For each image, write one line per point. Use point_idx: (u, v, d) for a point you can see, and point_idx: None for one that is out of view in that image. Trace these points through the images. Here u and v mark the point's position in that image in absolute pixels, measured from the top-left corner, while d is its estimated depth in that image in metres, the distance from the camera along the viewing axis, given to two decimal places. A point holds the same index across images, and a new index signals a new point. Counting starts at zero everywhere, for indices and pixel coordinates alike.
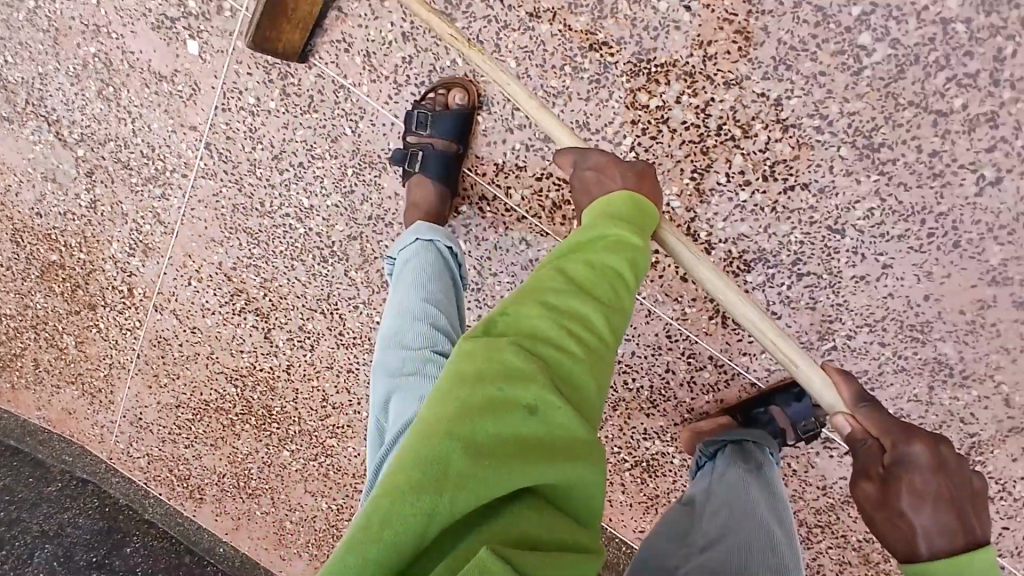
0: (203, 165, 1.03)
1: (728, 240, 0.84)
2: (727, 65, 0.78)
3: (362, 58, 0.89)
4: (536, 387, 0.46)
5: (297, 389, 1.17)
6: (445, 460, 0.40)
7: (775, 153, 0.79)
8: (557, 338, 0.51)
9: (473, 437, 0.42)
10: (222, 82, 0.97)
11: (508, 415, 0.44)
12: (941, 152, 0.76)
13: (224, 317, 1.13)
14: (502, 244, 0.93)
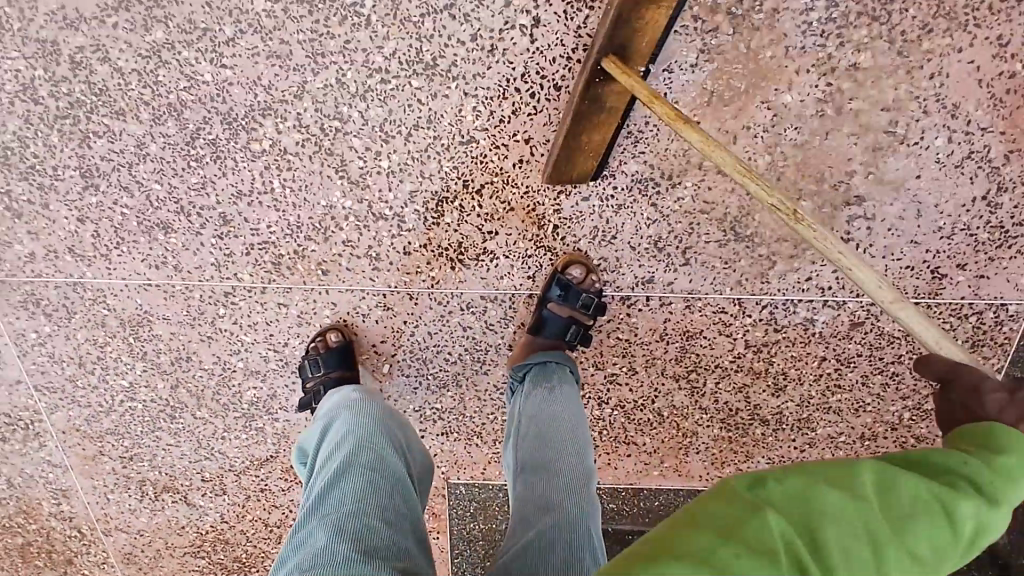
0: (46, 402, 1.15)
1: (409, 203, 0.91)
2: (285, 83, 0.86)
3: (72, 255, 1.01)
4: (857, 535, 0.40)
5: (242, 529, 1.23)
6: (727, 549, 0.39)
7: (374, 118, 0.87)
8: (921, 527, 0.42)
9: (706, 545, 0.39)
10: (8, 337, 1.09)
11: (744, 531, 0.40)
12: (480, 31, 0.82)
13: (149, 508, 1.23)
14: (271, 318, 1.01)
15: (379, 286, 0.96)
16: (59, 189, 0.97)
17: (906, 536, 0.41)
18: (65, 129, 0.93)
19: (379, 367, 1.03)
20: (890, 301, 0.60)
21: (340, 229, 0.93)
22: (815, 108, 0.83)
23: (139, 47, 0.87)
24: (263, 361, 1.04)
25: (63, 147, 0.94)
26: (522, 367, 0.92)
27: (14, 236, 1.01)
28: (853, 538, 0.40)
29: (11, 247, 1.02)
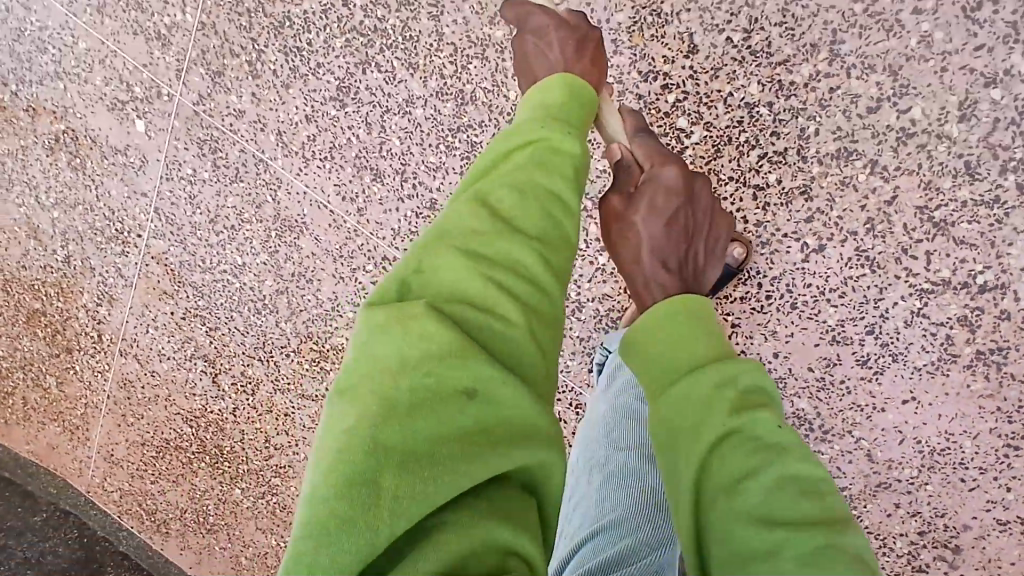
0: (155, 226, 1.18)
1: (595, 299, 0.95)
2: None
3: (275, 136, 1.02)
4: (473, 275, 0.49)
5: (242, 429, 1.25)
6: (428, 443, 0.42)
7: None
8: (518, 237, 0.53)
9: (403, 407, 0.43)
10: (164, 156, 1.12)
11: (431, 344, 0.44)
12: (769, 221, 0.81)
13: (178, 360, 1.26)
14: None
15: None
16: (308, 82, 0.97)
17: (512, 241, 0.52)
18: (349, 44, 0.93)
19: None
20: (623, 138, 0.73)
21: None
22: (980, 463, 0.83)
23: (471, 30, 0.87)
24: None
25: (339, 56, 0.94)
26: None
27: (236, 89, 1.02)
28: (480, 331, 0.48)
29: (226, 96, 1.03)
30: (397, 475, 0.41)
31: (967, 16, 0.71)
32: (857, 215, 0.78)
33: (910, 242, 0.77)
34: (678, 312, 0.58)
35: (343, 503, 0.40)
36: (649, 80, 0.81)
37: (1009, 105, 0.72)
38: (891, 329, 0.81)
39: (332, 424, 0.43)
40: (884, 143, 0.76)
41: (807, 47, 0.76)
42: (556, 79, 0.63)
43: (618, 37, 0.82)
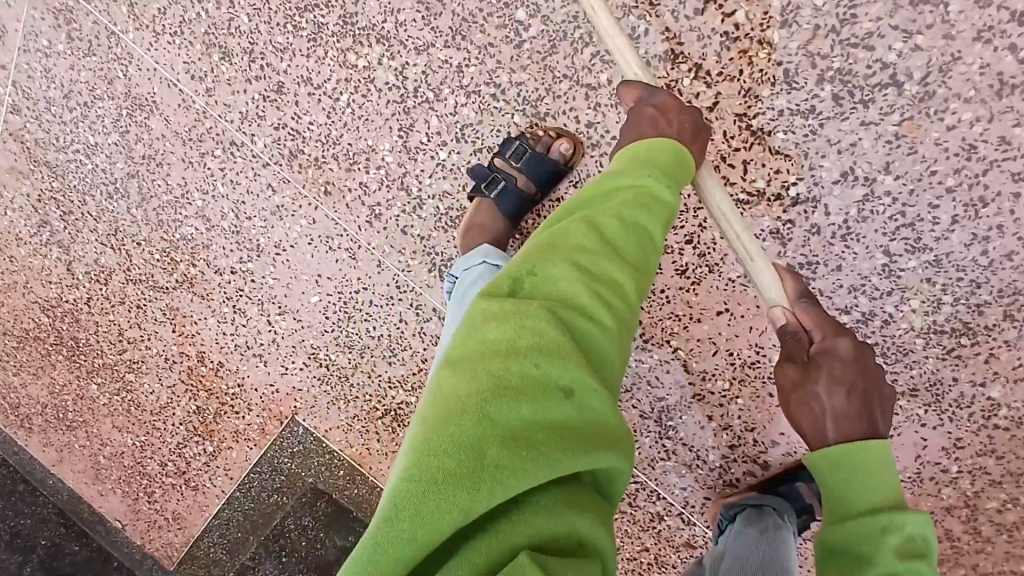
0: (11, 101, 1.13)
1: (434, 198, 0.91)
2: (415, 33, 0.85)
3: (128, 9, 1.00)
4: (575, 286, 0.53)
5: (98, 320, 1.25)
6: (481, 446, 0.44)
7: (463, 116, 0.86)
8: (586, 261, 0.55)
9: (494, 416, 0.45)
10: (22, 26, 1.08)
11: (541, 339, 0.49)
12: (601, 123, 0.80)
13: (37, 248, 1.23)
14: (255, 189, 1.01)
15: (359, 237, 0.97)
16: None
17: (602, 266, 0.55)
18: None
19: (309, 293, 1.03)
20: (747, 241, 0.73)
21: (366, 173, 0.93)
22: None
23: None
24: (220, 216, 1.05)
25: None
26: None
27: None
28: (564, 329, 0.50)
29: None
30: (526, 432, 0.45)
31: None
32: None
33: (728, 151, 0.77)
34: (862, 462, 0.60)
35: (421, 483, 0.43)
36: None
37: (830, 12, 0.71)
38: (708, 240, 0.84)
39: (432, 396, 0.49)
40: (708, 45, 0.75)
41: None
42: (654, 145, 0.65)
43: None
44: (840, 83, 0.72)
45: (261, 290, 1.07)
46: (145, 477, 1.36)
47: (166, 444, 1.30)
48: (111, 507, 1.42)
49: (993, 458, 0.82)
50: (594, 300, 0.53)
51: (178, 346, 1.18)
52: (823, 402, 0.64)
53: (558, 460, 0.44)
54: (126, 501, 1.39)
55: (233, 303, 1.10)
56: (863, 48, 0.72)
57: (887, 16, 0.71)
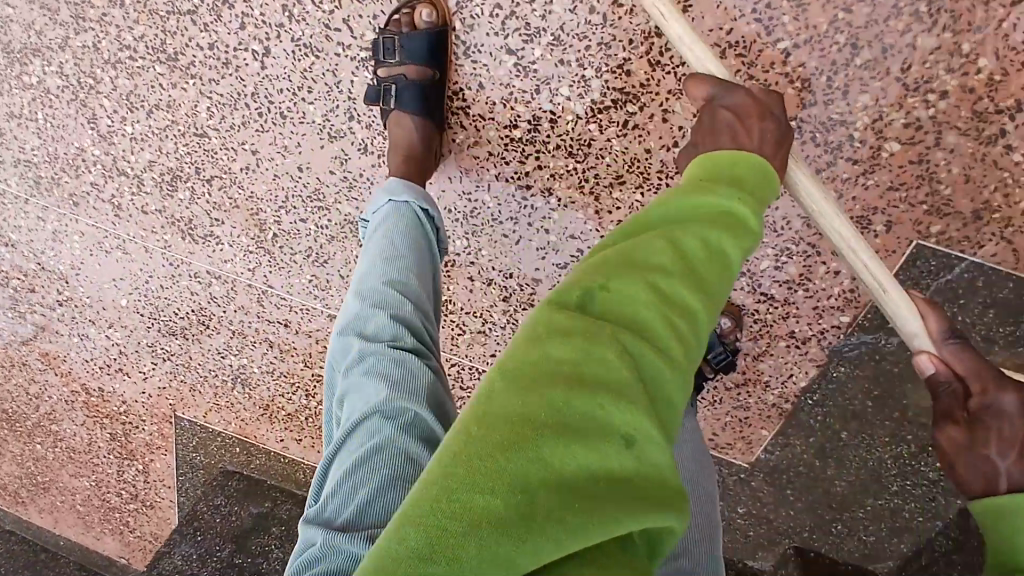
0: None
1: (147, 170, 0.92)
2: (51, 32, 0.87)
3: None
4: (643, 298, 0.38)
5: (10, 387, 1.29)
6: (536, 458, 0.32)
7: (122, 87, 0.87)
8: (740, 244, 0.44)
9: (602, 310, 0.38)
10: None
11: (606, 368, 0.34)
12: (218, 42, 0.80)
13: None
14: (36, 225, 1.04)
15: (118, 230, 0.99)
16: None
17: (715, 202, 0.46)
18: None
19: (118, 297, 1.07)
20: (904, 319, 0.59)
21: (91, 173, 0.96)
22: (508, 213, 0.83)
23: None
24: (25, 257, 1.09)
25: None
26: (409, 106, 0.76)
27: None
28: (711, 272, 0.42)
29: None
30: (529, 493, 0.31)
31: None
32: (275, 7, 0.76)
33: (328, 19, 0.75)
34: (716, 173, 0.50)
35: (467, 485, 0.31)
36: None
37: None
38: (364, 109, 0.80)
39: (527, 339, 0.36)
40: None
41: None
42: (739, 153, 0.51)
43: None
44: None
45: (86, 310, 1.10)
46: (113, 509, 1.41)
47: (111, 475, 1.35)
48: (110, 548, 1.48)
49: None
50: (732, 246, 0.43)
51: (65, 384, 1.22)
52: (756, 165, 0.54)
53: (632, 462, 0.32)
54: (113, 535, 1.45)
55: (77, 330, 1.14)
56: None
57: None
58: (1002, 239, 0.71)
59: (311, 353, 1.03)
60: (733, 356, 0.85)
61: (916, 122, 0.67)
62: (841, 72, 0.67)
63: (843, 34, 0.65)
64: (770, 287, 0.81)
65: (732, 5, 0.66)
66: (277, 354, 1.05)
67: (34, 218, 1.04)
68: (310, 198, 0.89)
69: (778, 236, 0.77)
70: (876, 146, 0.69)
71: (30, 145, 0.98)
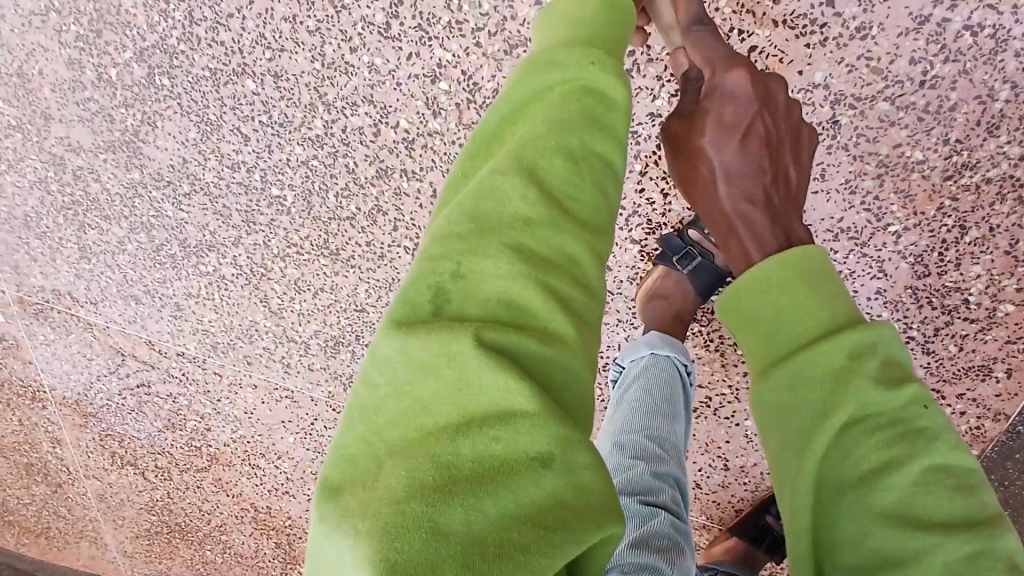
0: (36, 386, 1.36)
1: (313, 336, 1.05)
2: (225, 233, 0.99)
3: (59, 301, 1.19)
4: (533, 284, 0.40)
5: (181, 508, 1.44)
6: (441, 468, 0.34)
7: (289, 275, 1.00)
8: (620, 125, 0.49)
9: (456, 297, 0.40)
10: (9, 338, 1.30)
11: (479, 393, 0.36)
12: (375, 241, 0.92)
13: (117, 472, 1.44)
14: (212, 379, 1.18)
15: (287, 384, 1.12)
16: (59, 257, 1.13)
17: (802, 315, 0.49)
18: (60, 221, 1.09)
19: (285, 436, 1.20)
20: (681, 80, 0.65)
21: (262, 340, 1.09)
22: None
23: (127, 175, 1.01)
24: (200, 404, 1.23)
25: (65, 227, 1.10)
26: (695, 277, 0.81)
27: (17, 280, 1.20)
28: (594, 175, 0.46)
29: (18, 285, 1.20)
30: (410, 495, 0.33)
31: (426, 28, 0.78)
32: (423, 213, 0.88)
33: None
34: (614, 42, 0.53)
35: (421, 545, 0.31)
36: (239, 168, 0.94)
37: (456, 91, 0.79)
38: None
39: (410, 373, 0.37)
40: (400, 155, 0.85)
41: (306, 107, 0.86)
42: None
43: (201, 145, 0.94)
44: None
45: (256, 445, 1.24)
46: None
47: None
48: None
49: None
50: (607, 141, 0.47)
51: (234, 504, 1.36)
52: (714, 157, 0.58)
53: (544, 483, 0.34)
54: None
55: (248, 461, 1.27)
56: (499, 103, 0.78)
57: (497, 71, 0.77)
58: None
59: None
60: None
61: None
62: (952, 248, 0.73)
63: (950, 217, 0.71)
64: None
65: (842, 199, 0.73)
66: None
67: (210, 374, 1.17)
68: None
69: None
70: (991, 307, 0.75)
71: (203, 320, 1.11)
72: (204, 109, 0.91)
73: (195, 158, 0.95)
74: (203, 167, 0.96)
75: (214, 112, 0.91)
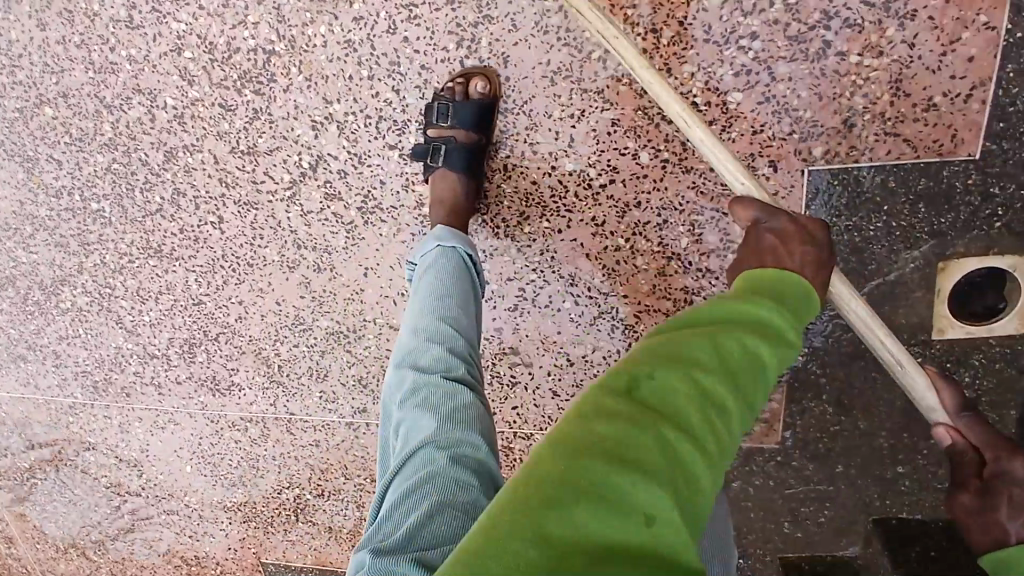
0: None
1: (170, 345, 1.07)
2: (68, 262, 1.06)
3: None
4: (692, 407, 0.42)
5: None
6: (583, 449, 0.38)
7: (130, 287, 1.04)
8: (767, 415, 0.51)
9: (643, 392, 0.42)
10: None
11: (636, 427, 0.39)
12: (185, 226, 0.96)
13: (62, 558, 1.44)
14: (106, 423, 1.20)
15: (166, 404, 1.14)
16: None
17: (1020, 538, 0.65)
18: None
19: (184, 465, 1.20)
20: (692, 121, 0.67)
21: (131, 364, 1.12)
22: None
23: None
24: (105, 454, 1.25)
25: None
26: (456, 165, 0.80)
27: None
28: (750, 377, 0.47)
29: None
30: (547, 461, 0.38)
31: (160, 9, 0.86)
32: (213, 183, 0.92)
33: (253, 176, 0.89)
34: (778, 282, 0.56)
35: (537, 513, 0.35)
36: (60, 194, 1.01)
37: (202, 55, 0.86)
38: (305, 236, 0.92)
39: (584, 415, 0.41)
40: (176, 131, 0.91)
41: (93, 115, 0.94)
42: (791, 276, 0.56)
43: (26, 183, 1.02)
44: (250, 84, 0.85)
45: (165, 484, 1.24)
46: None
47: None
48: None
49: (629, 210, 0.83)
50: (772, 359, 0.49)
51: (168, 563, 1.33)
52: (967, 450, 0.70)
53: (640, 523, 0.35)
54: None
55: (163, 506, 1.27)
56: (235, 53, 0.84)
57: (224, 25, 0.84)
58: (887, 135, 0.74)
59: (345, 462, 1.12)
60: None
61: (744, 67, 0.73)
62: (657, 55, 0.75)
63: (640, 25, 0.74)
64: (700, 260, 0.84)
65: (541, 41, 0.76)
66: (322, 474, 1.14)
67: (103, 419, 1.20)
68: (296, 323, 1.00)
69: (682, 211, 0.82)
70: (721, 99, 0.75)
71: (79, 360, 1.15)
72: (20, 147, 1.00)
73: (25, 197, 1.03)
74: (33, 203, 1.03)
75: (27, 146, 0.99)
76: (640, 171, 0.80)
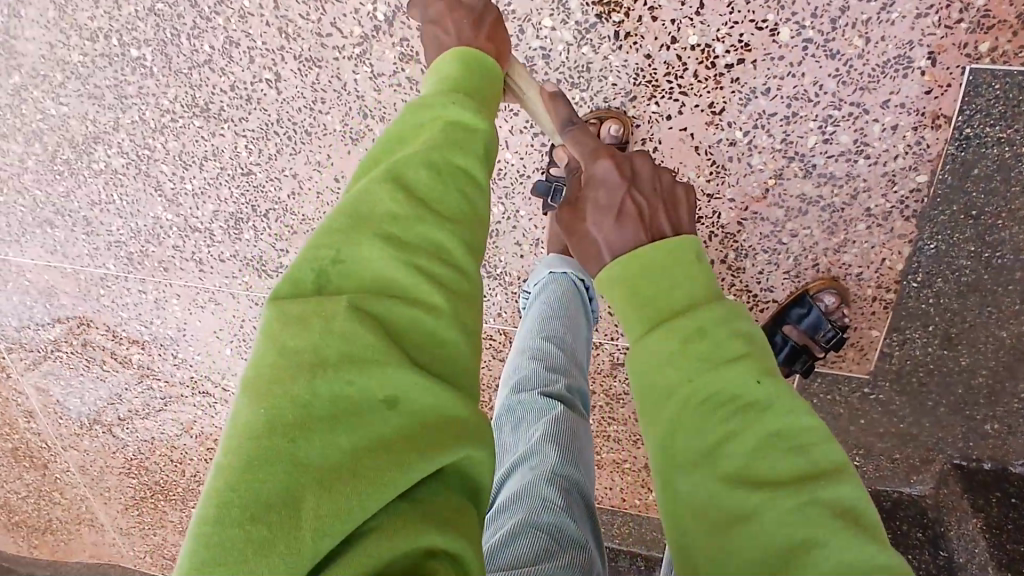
0: None
1: (213, 219, 0.99)
2: (104, 118, 0.96)
3: None
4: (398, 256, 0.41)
5: (158, 461, 1.39)
6: (303, 397, 0.34)
7: (172, 149, 0.95)
8: (771, 383, 0.41)
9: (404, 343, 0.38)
10: None
11: (367, 386, 0.35)
12: (237, 82, 0.86)
13: (89, 435, 1.41)
14: (140, 298, 1.13)
15: (205, 283, 1.06)
16: None
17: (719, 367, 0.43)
18: None
19: (221, 348, 1.13)
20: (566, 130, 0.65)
21: (168, 236, 1.03)
22: (535, 165, 0.83)
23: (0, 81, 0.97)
24: (136, 331, 1.18)
25: None
26: None
27: None
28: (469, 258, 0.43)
29: None
30: (272, 369, 0.35)
31: None
32: (273, 32, 0.82)
33: (319, 28, 0.80)
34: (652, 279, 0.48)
35: (271, 465, 0.32)
36: (94, 36, 0.89)
37: None
38: (374, 103, 0.82)
39: (356, 359, 0.36)
40: None
41: None
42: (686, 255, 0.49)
43: (56, 22, 0.90)
44: None
45: (201, 366, 1.18)
46: None
47: None
48: None
49: (753, 98, 0.72)
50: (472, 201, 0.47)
51: (202, 446, 1.30)
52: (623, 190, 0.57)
53: (389, 423, 0.35)
54: None
55: (197, 388, 1.22)
56: None
57: None
58: None
59: None
60: (842, 333, 0.81)
61: None
62: None
63: None
64: (824, 164, 0.74)
65: None
66: None
67: (136, 294, 1.13)
68: None
69: (816, 104, 0.71)
70: None
71: (112, 227, 1.06)
72: None
73: (55, 39, 0.91)
74: (66, 46, 0.92)
75: None
76: (774, 50, 0.70)
